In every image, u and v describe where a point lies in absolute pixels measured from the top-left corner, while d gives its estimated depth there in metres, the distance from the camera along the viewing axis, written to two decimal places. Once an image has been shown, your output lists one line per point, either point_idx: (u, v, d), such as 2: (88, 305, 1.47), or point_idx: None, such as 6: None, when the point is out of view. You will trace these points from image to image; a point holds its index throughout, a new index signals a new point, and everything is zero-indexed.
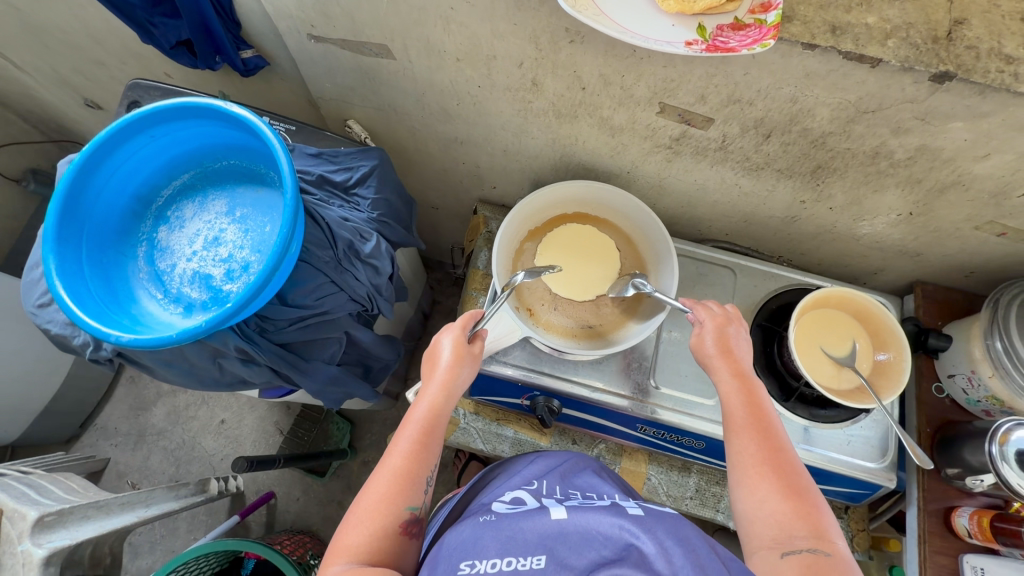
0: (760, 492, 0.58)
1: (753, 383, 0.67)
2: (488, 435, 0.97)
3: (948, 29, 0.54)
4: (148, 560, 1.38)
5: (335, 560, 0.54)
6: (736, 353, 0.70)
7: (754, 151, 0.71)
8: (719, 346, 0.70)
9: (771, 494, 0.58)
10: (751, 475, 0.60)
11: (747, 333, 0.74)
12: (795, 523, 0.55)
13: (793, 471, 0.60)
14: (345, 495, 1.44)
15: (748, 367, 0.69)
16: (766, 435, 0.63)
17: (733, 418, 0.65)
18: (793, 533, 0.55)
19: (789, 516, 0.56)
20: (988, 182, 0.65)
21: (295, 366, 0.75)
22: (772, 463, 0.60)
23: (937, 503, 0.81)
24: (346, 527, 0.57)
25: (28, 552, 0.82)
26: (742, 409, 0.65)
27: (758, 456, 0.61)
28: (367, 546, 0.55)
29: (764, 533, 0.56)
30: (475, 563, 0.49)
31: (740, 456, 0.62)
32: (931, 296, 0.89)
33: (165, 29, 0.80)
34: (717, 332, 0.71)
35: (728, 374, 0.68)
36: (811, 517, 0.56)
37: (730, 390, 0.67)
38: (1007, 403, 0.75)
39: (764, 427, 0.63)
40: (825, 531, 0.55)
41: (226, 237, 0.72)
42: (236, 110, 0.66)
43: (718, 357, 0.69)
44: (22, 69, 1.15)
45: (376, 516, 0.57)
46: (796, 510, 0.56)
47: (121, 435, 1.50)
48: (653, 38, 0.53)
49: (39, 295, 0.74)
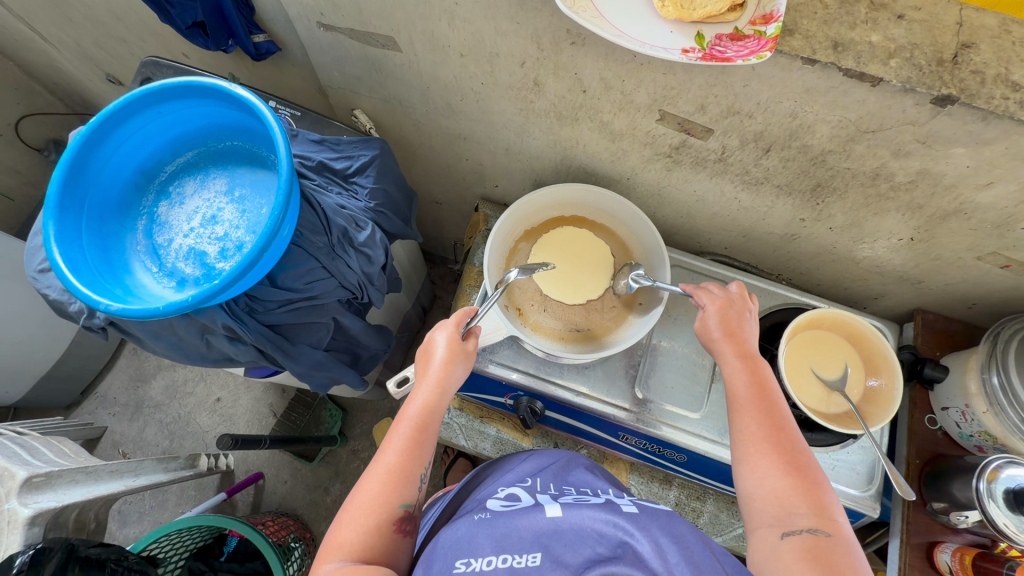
0: (760, 469, 0.56)
1: (759, 363, 0.65)
2: (471, 431, 0.98)
3: (953, 52, 0.53)
4: (135, 529, 1.40)
5: (328, 558, 0.54)
6: (741, 334, 0.68)
7: (754, 164, 0.70)
8: (723, 329, 0.68)
9: (772, 470, 0.56)
10: (753, 453, 0.58)
11: (754, 313, 0.72)
12: (795, 500, 0.53)
13: (795, 448, 0.58)
14: (331, 481, 1.45)
15: (753, 348, 0.67)
16: (770, 413, 0.60)
17: (736, 398, 0.63)
18: (792, 510, 0.53)
19: (789, 491, 0.54)
20: (990, 212, 0.64)
21: (280, 348, 0.76)
22: (774, 440, 0.58)
23: (921, 537, 0.79)
24: (340, 524, 0.57)
25: (14, 511, 0.84)
26: (746, 387, 0.63)
27: (759, 434, 0.59)
28: (360, 543, 0.55)
29: (764, 510, 0.54)
30: (470, 562, 0.49)
31: (741, 434, 0.60)
32: (930, 326, 0.87)
33: (181, 9, 0.82)
34: (719, 314, 0.69)
35: (732, 356, 0.66)
36: (812, 493, 0.54)
37: (734, 371, 0.65)
38: (1000, 440, 0.73)
39: (768, 406, 0.61)
40: (827, 508, 0.53)
41: (224, 216, 0.74)
42: (239, 91, 0.67)
43: (722, 340, 0.68)
44: (47, 40, 1.18)
45: (370, 512, 0.57)
46: (797, 486, 0.54)
47: (120, 405, 1.53)
48: (650, 44, 0.53)
49: (40, 261, 0.76)
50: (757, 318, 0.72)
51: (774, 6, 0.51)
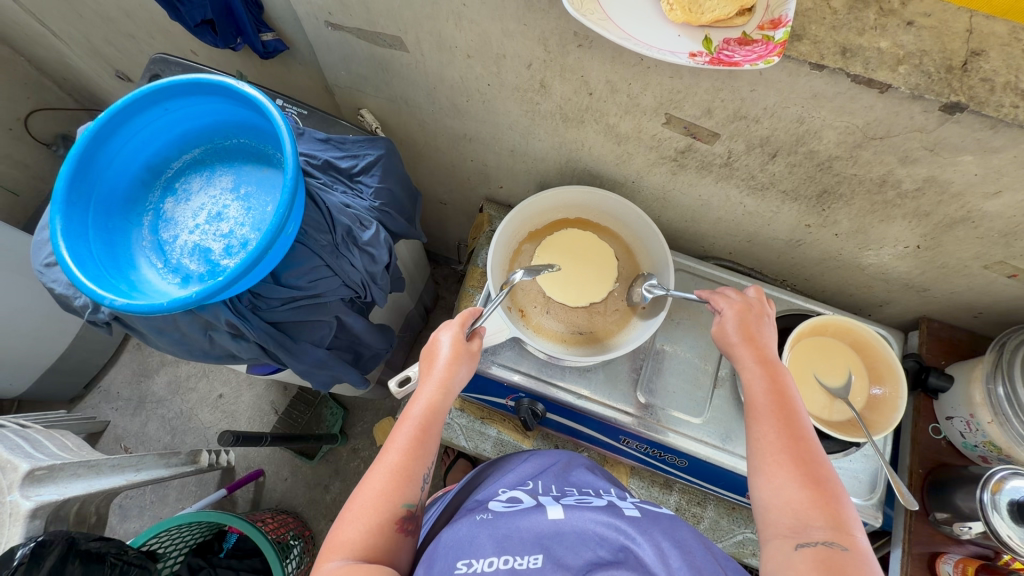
0: (778, 479, 0.56)
1: (778, 369, 0.64)
2: (471, 432, 0.98)
3: (963, 59, 0.53)
4: (135, 524, 1.41)
5: (330, 556, 0.54)
6: (760, 340, 0.67)
7: (760, 169, 0.70)
8: (742, 333, 0.68)
9: (790, 481, 0.55)
10: (769, 462, 0.57)
11: (772, 318, 0.72)
12: (812, 512, 0.53)
13: (814, 460, 0.57)
14: (331, 479, 1.46)
15: (773, 354, 0.66)
16: (789, 422, 0.60)
17: (755, 405, 0.63)
18: (808, 522, 0.52)
19: (806, 503, 0.53)
20: (998, 221, 0.63)
21: (283, 346, 0.76)
22: (792, 450, 0.57)
23: (923, 547, 0.78)
24: (341, 524, 0.57)
25: (16, 504, 0.85)
26: (765, 395, 0.62)
27: (777, 444, 0.58)
28: (361, 542, 0.55)
29: (780, 521, 0.53)
30: (471, 563, 0.49)
31: (760, 443, 0.59)
32: (935, 334, 0.86)
33: (191, 7, 0.82)
34: (738, 318, 0.69)
35: (752, 361, 0.66)
36: (830, 506, 0.53)
37: (753, 377, 0.64)
38: (1005, 450, 0.72)
39: (787, 414, 0.60)
40: (844, 522, 0.52)
41: (229, 213, 0.74)
42: (247, 89, 0.67)
43: (741, 344, 0.67)
44: (58, 36, 1.19)
45: (371, 512, 0.57)
46: (814, 499, 0.53)
47: (123, 399, 1.54)
48: (657, 48, 0.53)
49: (46, 255, 0.77)
50: (775, 324, 0.72)
51: (783, 11, 0.51)
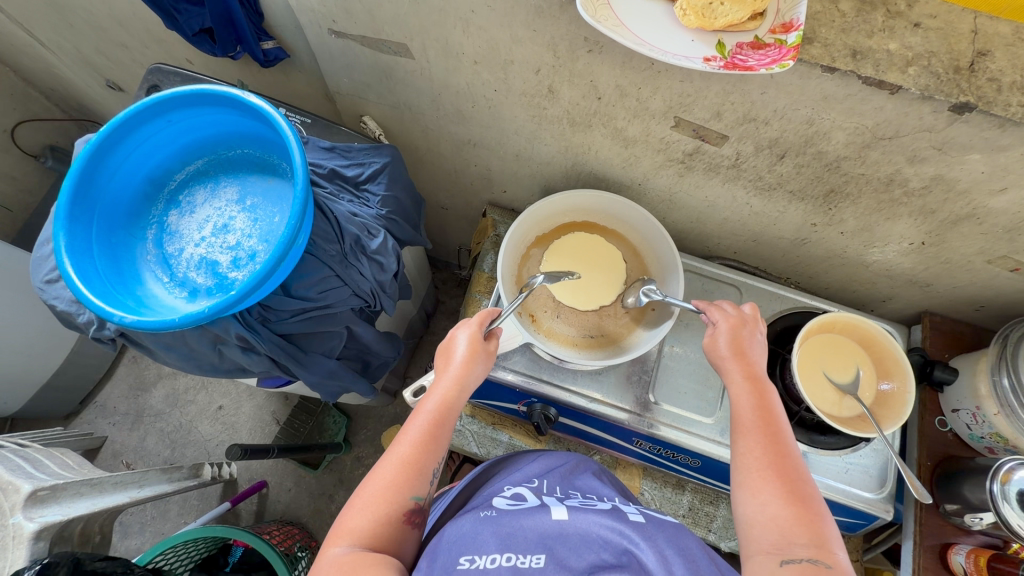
0: (762, 495, 0.55)
1: (765, 387, 0.64)
2: (483, 439, 0.97)
3: (970, 60, 0.54)
4: (136, 541, 1.39)
5: (335, 542, 0.54)
6: (749, 355, 0.67)
7: (768, 171, 0.71)
8: (732, 348, 0.68)
9: (774, 498, 0.55)
10: (755, 478, 0.57)
11: (764, 335, 0.72)
12: (797, 529, 0.52)
13: (799, 478, 0.56)
14: (336, 489, 1.44)
15: (761, 371, 0.67)
16: (774, 440, 0.60)
17: (741, 420, 0.62)
18: (792, 539, 0.51)
19: (791, 521, 0.53)
20: (1003, 217, 0.64)
21: (295, 358, 0.75)
22: (777, 468, 0.57)
23: (934, 539, 0.79)
24: (349, 510, 0.57)
25: (19, 526, 0.83)
26: (751, 411, 0.62)
27: (763, 460, 0.58)
28: (369, 530, 0.54)
29: (763, 538, 0.53)
30: (475, 559, 0.49)
31: (744, 458, 0.59)
32: (938, 328, 0.87)
33: (188, 16, 0.81)
34: (731, 333, 0.69)
35: (740, 377, 0.66)
36: (814, 525, 0.52)
37: (740, 393, 0.64)
38: (1011, 441, 0.73)
39: (772, 432, 0.60)
40: (827, 541, 0.51)
41: (236, 225, 0.73)
42: (252, 99, 0.66)
43: (731, 358, 0.67)
44: (46, 46, 1.17)
45: (382, 501, 0.56)
46: (798, 516, 0.53)
47: (119, 414, 1.51)
48: (672, 53, 0.53)
49: (48, 271, 0.75)
50: (766, 340, 0.72)
51: (794, 15, 0.52)
